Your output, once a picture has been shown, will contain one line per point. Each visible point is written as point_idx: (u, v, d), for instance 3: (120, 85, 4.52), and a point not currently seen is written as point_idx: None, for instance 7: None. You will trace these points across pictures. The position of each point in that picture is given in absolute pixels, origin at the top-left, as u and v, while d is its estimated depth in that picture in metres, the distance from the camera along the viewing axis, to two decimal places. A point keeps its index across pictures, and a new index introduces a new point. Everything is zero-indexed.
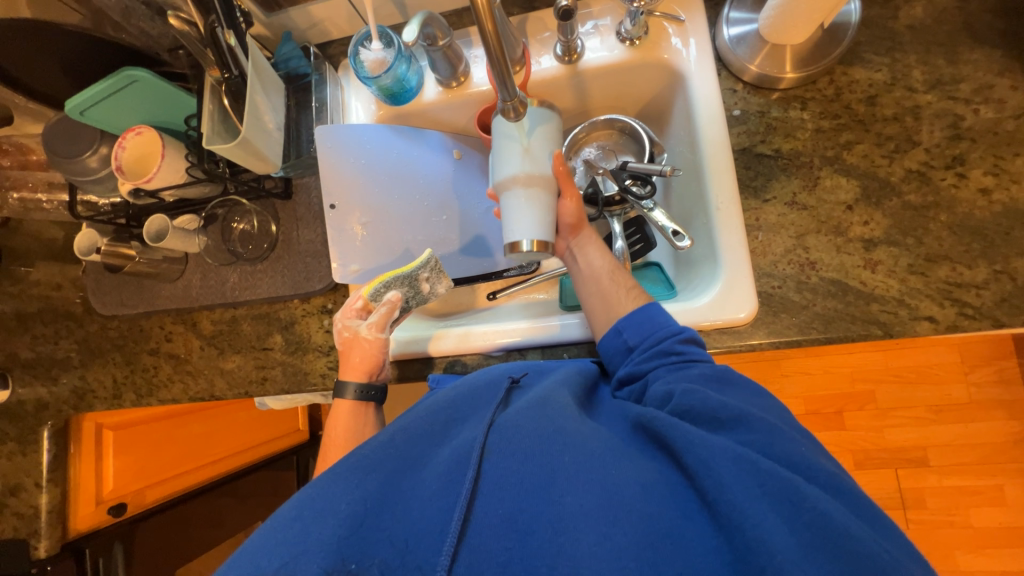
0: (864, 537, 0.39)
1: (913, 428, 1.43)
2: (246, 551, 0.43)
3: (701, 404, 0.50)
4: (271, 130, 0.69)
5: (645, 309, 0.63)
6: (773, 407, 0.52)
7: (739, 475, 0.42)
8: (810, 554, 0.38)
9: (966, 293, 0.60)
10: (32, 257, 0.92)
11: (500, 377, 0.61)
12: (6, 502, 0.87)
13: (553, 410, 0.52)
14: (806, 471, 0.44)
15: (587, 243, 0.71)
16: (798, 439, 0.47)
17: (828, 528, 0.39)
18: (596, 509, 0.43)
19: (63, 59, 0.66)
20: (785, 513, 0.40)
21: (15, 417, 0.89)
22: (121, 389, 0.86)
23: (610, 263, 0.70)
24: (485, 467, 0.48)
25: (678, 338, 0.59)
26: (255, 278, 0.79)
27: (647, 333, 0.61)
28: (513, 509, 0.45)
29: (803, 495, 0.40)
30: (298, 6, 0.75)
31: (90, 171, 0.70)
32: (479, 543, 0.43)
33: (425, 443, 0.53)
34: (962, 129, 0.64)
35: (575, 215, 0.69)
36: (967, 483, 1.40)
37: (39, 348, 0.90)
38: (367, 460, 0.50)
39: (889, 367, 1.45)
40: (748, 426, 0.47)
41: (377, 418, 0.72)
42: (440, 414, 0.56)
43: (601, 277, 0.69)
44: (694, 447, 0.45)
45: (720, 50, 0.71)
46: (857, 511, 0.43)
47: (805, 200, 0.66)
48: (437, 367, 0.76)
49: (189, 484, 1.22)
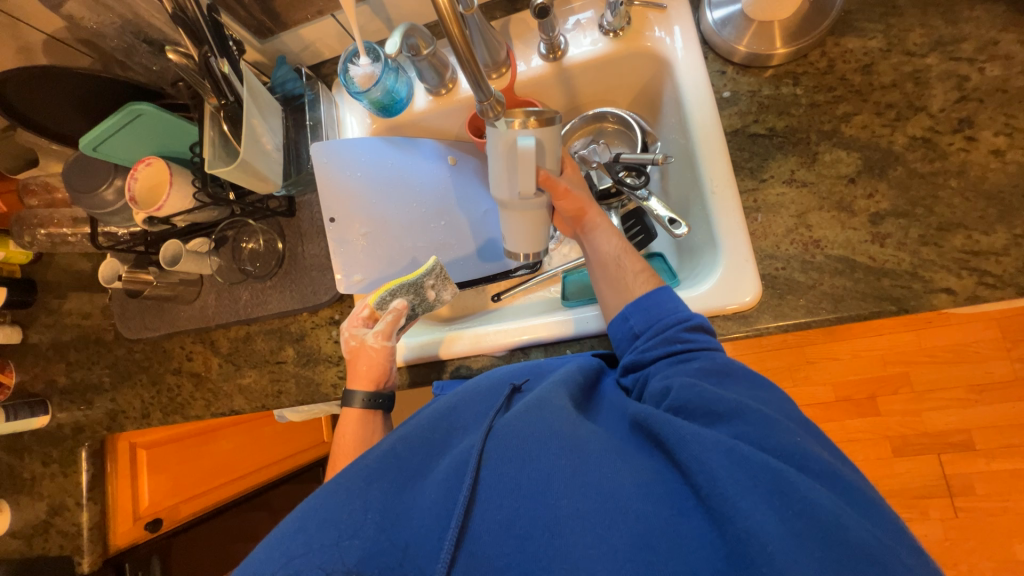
0: (855, 524, 0.38)
1: (954, 410, 1.36)
2: (252, 563, 0.45)
3: (699, 399, 0.49)
4: (270, 151, 0.72)
5: (653, 292, 0.62)
6: (776, 399, 0.51)
7: (731, 469, 0.42)
8: (799, 543, 0.37)
9: (984, 261, 0.57)
10: (63, 288, 0.98)
11: (501, 383, 0.62)
12: (52, 521, 0.93)
13: (550, 412, 0.52)
14: (801, 463, 0.43)
15: (598, 228, 0.71)
16: (793, 428, 0.46)
17: (819, 521, 0.38)
18: (591, 510, 0.43)
19: (75, 102, 0.70)
20: (775, 505, 0.39)
21: (56, 440, 0.95)
22: (149, 409, 0.90)
23: (619, 245, 0.69)
24: (483, 472, 0.48)
25: (681, 334, 0.57)
26: (265, 295, 0.82)
27: (654, 318, 0.60)
28: (510, 514, 0.45)
29: (793, 486, 0.40)
30: (290, 31, 0.78)
31: (107, 203, 0.74)
32: (478, 549, 0.44)
33: (426, 452, 0.54)
34: (967, 90, 0.61)
35: (574, 207, 0.69)
36: (1019, 466, 1.32)
37: (74, 373, 0.95)
38: (368, 470, 0.50)
39: (922, 347, 1.38)
40: (744, 418, 0.46)
41: (384, 426, 0.74)
42: (440, 422, 0.57)
43: (607, 263, 0.69)
44: (687, 444, 0.44)
45: (705, 33, 0.70)
46: (853, 501, 0.42)
47: (804, 177, 0.64)
48: (444, 371, 0.77)
49: (217, 500, 1.28)
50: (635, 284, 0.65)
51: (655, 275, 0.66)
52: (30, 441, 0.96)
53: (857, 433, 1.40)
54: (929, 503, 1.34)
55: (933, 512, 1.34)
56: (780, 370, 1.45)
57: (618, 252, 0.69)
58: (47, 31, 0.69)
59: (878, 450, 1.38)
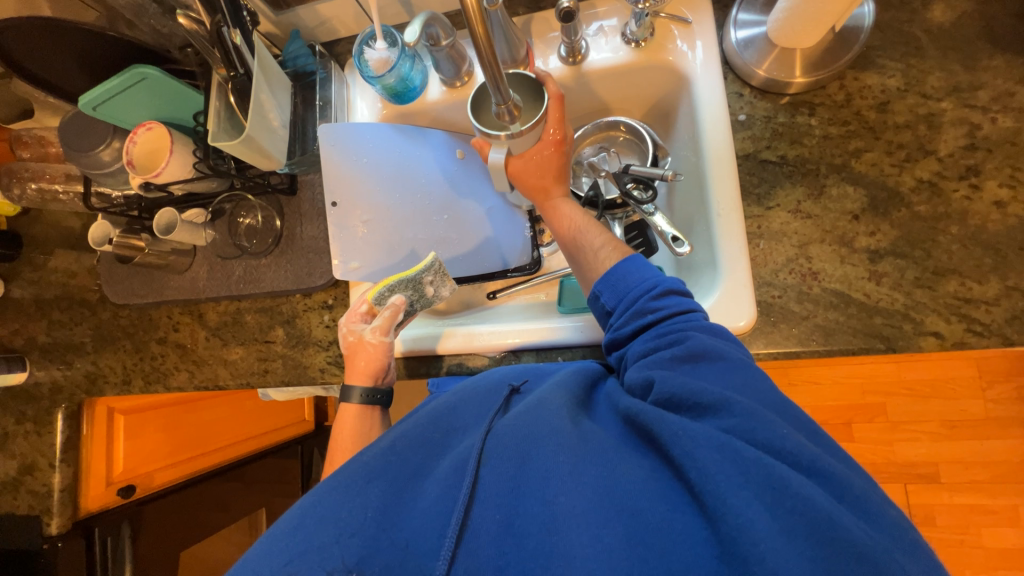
0: (846, 520, 0.38)
1: (925, 443, 1.39)
2: (250, 560, 0.44)
3: (684, 389, 0.48)
4: (276, 128, 0.70)
5: (617, 266, 0.61)
6: (762, 381, 0.49)
7: (722, 464, 0.41)
8: (791, 541, 0.37)
9: (975, 309, 0.58)
10: (50, 245, 0.96)
11: (500, 385, 0.61)
12: (22, 480, 0.91)
13: (547, 411, 0.52)
14: (791, 458, 0.42)
15: (559, 202, 0.69)
16: (777, 418, 0.45)
17: (809, 516, 0.38)
18: (587, 508, 0.43)
19: (78, 56, 0.68)
20: (766, 502, 0.39)
21: (32, 399, 0.93)
22: (130, 375, 0.88)
23: (584, 220, 0.68)
24: (483, 472, 0.48)
25: (650, 305, 0.57)
26: (259, 272, 0.81)
27: (622, 294, 0.60)
28: (509, 513, 0.45)
29: (785, 481, 0.39)
30: (306, 5, 0.76)
31: (103, 164, 0.72)
32: (477, 546, 0.44)
33: (426, 451, 0.54)
34: (978, 137, 0.61)
35: (534, 183, 0.69)
36: (980, 503, 1.36)
37: (55, 332, 0.93)
38: (368, 468, 0.50)
39: (901, 380, 1.41)
40: (731, 410, 0.45)
41: (383, 421, 0.73)
42: (440, 421, 0.57)
43: (571, 243, 0.68)
44: (679, 439, 0.44)
45: (727, 52, 0.70)
46: (844, 499, 0.41)
47: (810, 209, 0.64)
48: (442, 368, 0.77)
49: (195, 469, 1.26)
50: (598, 262, 0.64)
51: (623, 245, 0.65)
52: (4, 397, 0.94)
53: None
54: None
55: None
56: None
57: (578, 228, 0.67)
58: None
59: None
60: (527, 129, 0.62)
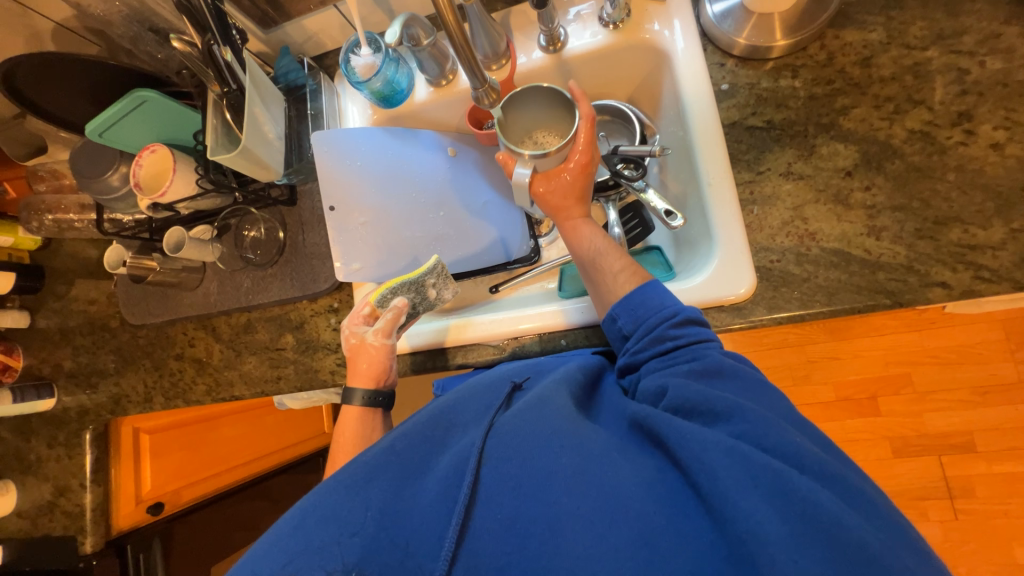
0: (857, 524, 0.37)
1: (956, 412, 1.35)
2: (256, 554, 0.45)
3: (695, 397, 0.48)
4: (271, 139, 0.73)
5: (637, 291, 0.60)
6: (774, 398, 0.49)
7: (732, 467, 0.40)
8: (798, 541, 0.36)
9: (981, 255, 0.56)
10: (70, 274, 1.00)
11: (501, 381, 0.61)
12: (57, 502, 0.95)
13: (551, 411, 0.51)
14: (801, 462, 0.41)
15: (579, 223, 0.68)
16: (789, 427, 0.45)
17: (819, 517, 0.37)
18: (591, 510, 0.42)
19: (84, 87, 0.72)
20: (775, 503, 0.38)
21: (62, 423, 0.97)
22: (151, 393, 0.91)
23: (603, 244, 0.66)
24: (484, 471, 0.48)
25: (670, 333, 0.55)
26: (266, 282, 0.83)
27: (642, 318, 0.58)
28: (511, 513, 0.44)
29: (796, 485, 0.38)
30: (293, 21, 0.80)
31: (113, 188, 0.75)
32: (478, 546, 0.44)
33: (426, 449, 0.52)
34: (968, 83, 0.60)
35: (553, 203, 0.69)
36: (1021, 470, 1.30)
37: (80, 358, 0.97)
38: (368, 467, 0.49)
39: (924, 348, 1.37)
40: (742, 417, 0.45)
41: (383, 424, 0.74)
42: (441, 419, 0.55)
43: (591, 264, 0.66)
44: (687, 443, 0.44)
45: (705, 26, 0.70)
46: (855, 502, 0.40)
47: (801, 170, 0.64)
48: (453, 356, 0.77)
49: (217, 486, 1.28)
50: (618, 285, 0.62)
51: (641, 269, 0.64)
52: (36, 424, 0.98)
53: (857, 434, 1.39)
54: (929, 505, 1.34)
55: (932, 514, 1.33)
56: (782, 370, 1.45)
57: (597, 251, 0.65)
58: (57, 19, 0.71)
59: (878, 450, 1.37)
60: (553, 150, 0.66)
